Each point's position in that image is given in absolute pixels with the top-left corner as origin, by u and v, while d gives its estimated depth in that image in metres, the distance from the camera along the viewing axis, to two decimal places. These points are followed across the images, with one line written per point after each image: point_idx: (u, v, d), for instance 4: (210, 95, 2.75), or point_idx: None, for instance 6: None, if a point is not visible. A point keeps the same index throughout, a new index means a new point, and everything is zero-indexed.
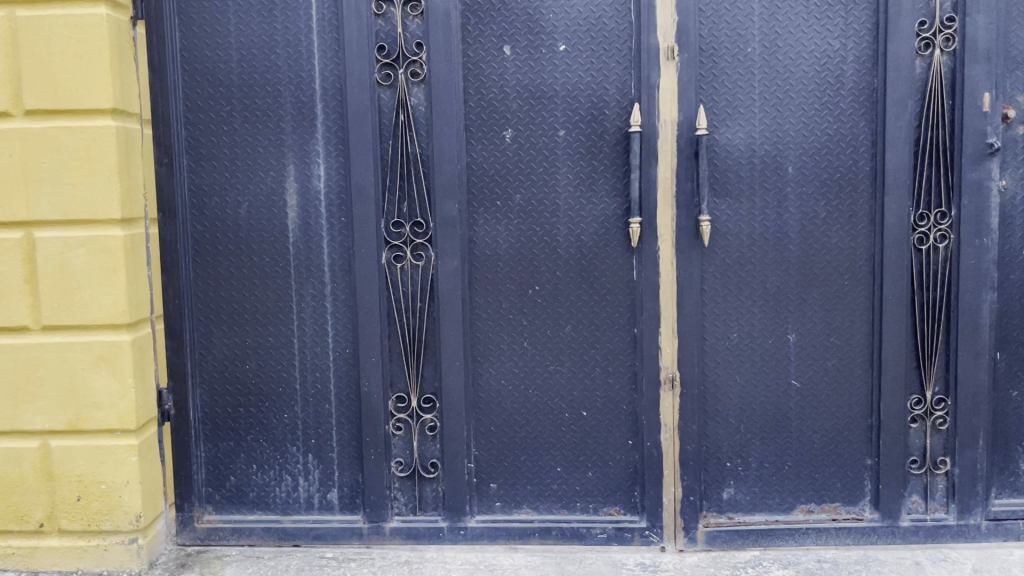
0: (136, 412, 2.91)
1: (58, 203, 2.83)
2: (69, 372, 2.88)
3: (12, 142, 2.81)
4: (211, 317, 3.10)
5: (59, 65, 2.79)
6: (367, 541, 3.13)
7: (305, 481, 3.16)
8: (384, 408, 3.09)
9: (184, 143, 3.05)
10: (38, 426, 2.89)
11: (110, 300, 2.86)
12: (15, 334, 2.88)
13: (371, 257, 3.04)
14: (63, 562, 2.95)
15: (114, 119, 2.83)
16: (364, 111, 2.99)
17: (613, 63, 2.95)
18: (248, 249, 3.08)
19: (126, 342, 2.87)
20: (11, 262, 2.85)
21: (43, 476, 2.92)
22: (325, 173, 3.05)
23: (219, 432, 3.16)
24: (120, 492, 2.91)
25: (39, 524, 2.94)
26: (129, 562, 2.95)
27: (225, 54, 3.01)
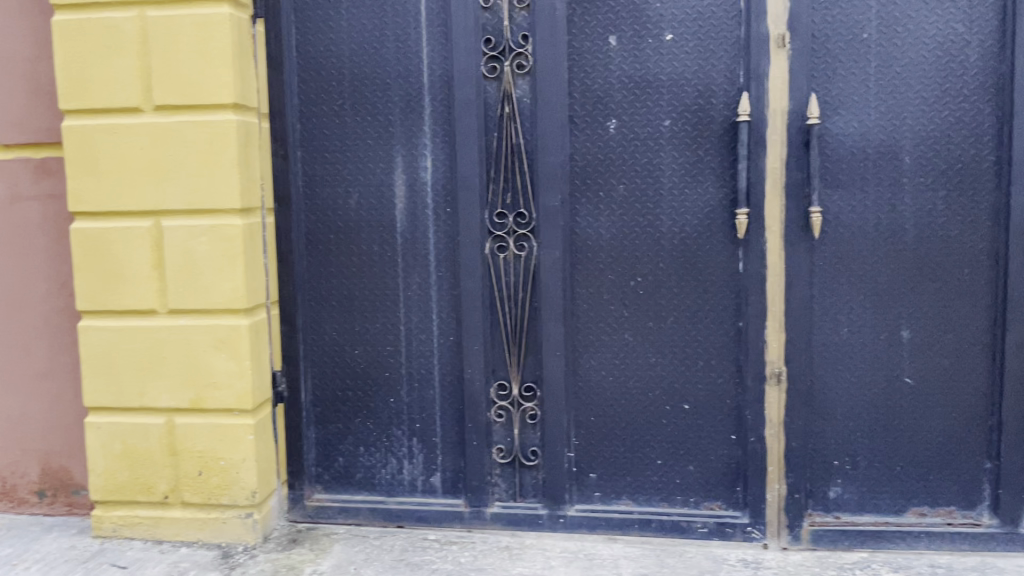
0: (252, 393, 3.05)
1: (183, 193, 2.99)
2: (191, 353, 3.04)
3: (142, 135, 2.99)
4: (322, 303, 3.23)
5: (185, 62, 2.94)
6: (468, 525, 3.20)
7: (409, 464, 3.25)
8: (486, 396, 3.15)
9: (298, 136, 3.18)
10: (164, 403, 3.08)
11: (230, 286, 3.00)
12: (145, 317, 3.08)
13: (474, 247, 3.09)
14: (184, 533, 3.13)
15: (234, 114, 2.97)
16: (470, 103, 3.04)
17: (721, 51, 2.90)
18: (358, 238, 3.18)
19: (244, 327, 3.01)
20: (140, 249, 3.03)
21: (168, 451, 3.11)
22: (432, 165, 3.12)
23: (328, 414, 3.28)
24: (237, 469, 3.07)
25: (163, 496, 3.12)
26: (245, 535, 3.10)
27: (337, 49, 3.12)
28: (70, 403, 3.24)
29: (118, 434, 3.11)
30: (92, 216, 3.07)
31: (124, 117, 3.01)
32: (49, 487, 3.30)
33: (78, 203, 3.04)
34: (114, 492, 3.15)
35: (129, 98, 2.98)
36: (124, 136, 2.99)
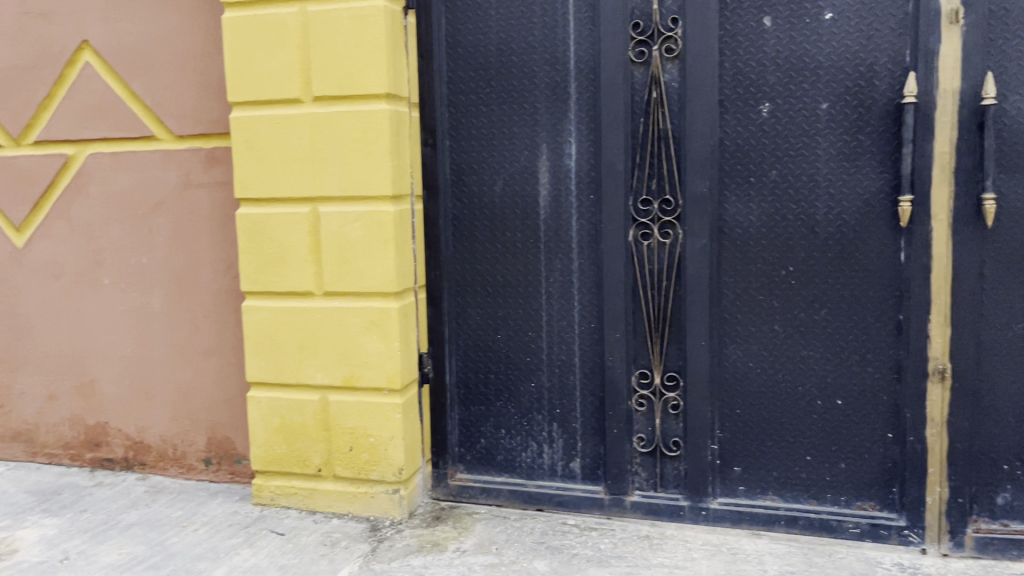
0: (400, 373, 3.15)
1: (339, 180, 3.12)
2: (345, 334, 3.18)
3: (302, 125, 3.13)
4: (467, 288, 3.30)
5: (343, 54, 3.06)
6: (607, 513, 3.19)
7: (549, 448, 3.27)
8: (627, 385, 3.13)
9: (446, 124, 3.25)
10: (318, 380, 3.23)
11: (381, 270, 3.11)
12: (303, 298, 3.24)
13: (618, 234, 3.07)
14: (336, 505, 3.28)
15: (387, 104, 3.07)
16: (617, 89, 3.02)
17: (885, 29, 2.76)
18: (502, 225, 3.23)
19: (394, 309, 3.12)
20: (299, 234, 3.19)
21: (322, 426, 3.27)
22: (577, 152, 3.12)
23: (471, 396, 3.35)
24: (386, 446, 3.19)
25: (317, 468, 3.29)
26: (392, 510, 3.22)
27: (485, 38, 3.16)
28: (234, 378, 3.46)
29: (277, 409, 3.30)
30: (256, 202, 3.26)
31: (286, 108, 3.17)
32: (214, 456, 3.54)
33: (243, 189, 3.23)
34: (273, 463, 3.34)
35: (291, 90, 3.13)
36: (286, 126, 3.15)
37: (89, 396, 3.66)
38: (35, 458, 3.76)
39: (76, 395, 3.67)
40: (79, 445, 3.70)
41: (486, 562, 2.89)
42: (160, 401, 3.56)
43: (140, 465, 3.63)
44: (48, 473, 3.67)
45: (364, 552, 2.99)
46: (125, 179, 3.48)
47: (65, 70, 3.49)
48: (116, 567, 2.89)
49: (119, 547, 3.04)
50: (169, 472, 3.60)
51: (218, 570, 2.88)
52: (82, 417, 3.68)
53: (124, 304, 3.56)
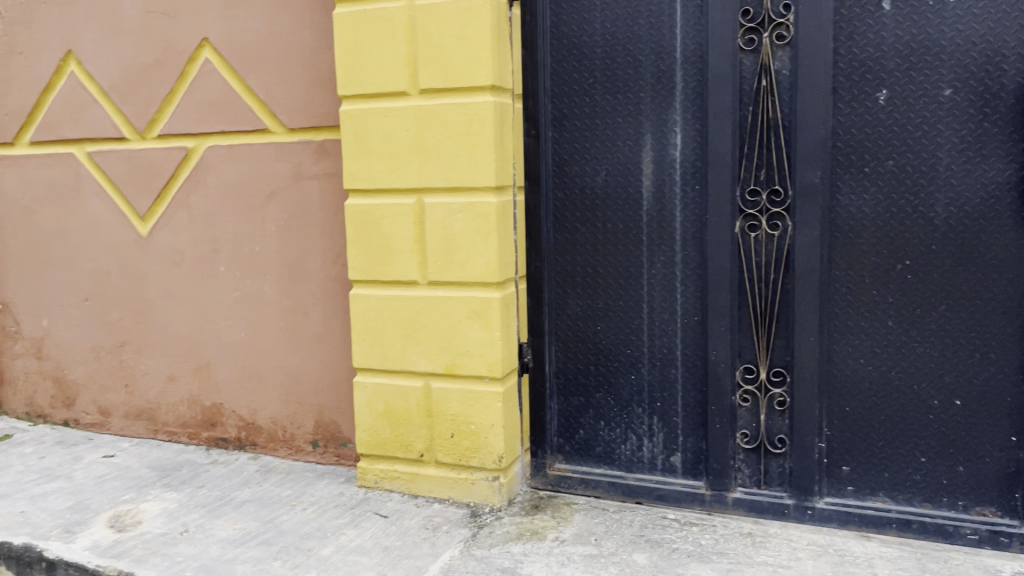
0: (501, 362, 3.19)
1: (444, 172, 3.17)
2: (448, 323, 3.24)
3: (409, 118, 3.20)
4: (568, 279, 3.30)
5: (449, 47, 3.10)
6: (709, 508, 3.15)
7: (649, 441, 3.25)
8: (731, 379, 3.08)
9: (549, 115, 3.25)
10: (422, 367, 3.30)
11: (484, 260, 3.15)
12: (407, 287, 3.31)
13: (724, 226, 3.02)
14: (437, 490, 3.35)
15: (492, 95, 3.09)
16: (725, 78, 2.96)
17: (1015, 12, 2.62)
18: (604, 216, 3.21)
19: (495, 299, 3.15)
20: (405, 224, 3.26)
21: (424, 412, 3.34)
22: (682, 142, 3.07)
23: (570, 387, 3.36)
24: (486, 434, 3.23)
25: (420, 454, 3.36)
26: (491, 497, 3.26)
27: (589, 28, 3.15)
28: (341, 363, 3.57)
29: (382, 394, 3.39)
30: (363, 193, 3.34)
31: (393, 101, 3.23)
32: (321, 438, 3.66)
33: (351, 180, 3.32)
34: (377, 447, 3.43)
35: (399, 83, 3.20)
36: (393, 118, 3.22)
37: (206, 377, 3.84)
38: (157, 435, 3.98)
39: (193, 376, 3.86)
40: (196, 425, 3.89)
41: (586, 553, 2.90)
42: (271, 384, 3.71)
43: (252, 445, 3.79)
44: (168, 450, 3.88)
45: (465, 537, 3.04)
46: (240, 171, 3.62)
47: (187, 67, 3.66)
48: (231, 542, 3.03)
49: (234, 522, 3.19)
50: (279, 453, 3.75)
51: (325, 549, 2.98)
52: (199, 398, 3.86)
53: (239, 291, 3.71)
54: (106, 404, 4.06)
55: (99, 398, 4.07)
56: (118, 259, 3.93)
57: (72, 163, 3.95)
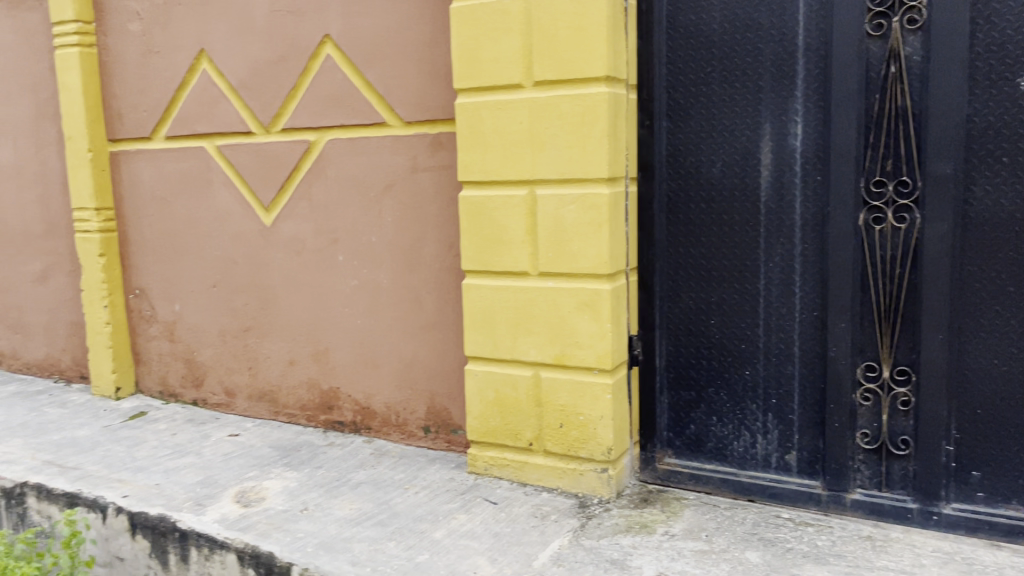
0: (611, 354, 3.18)
1: (556, 163, 3.17)
2: (558, 313, 3.25)
3: (523, 110, 3.22)
4: (681, 272, 3.26)
5: (564, 38, 3.10)
6: (825, 509, 3.06)
7: (763, 439, 3.18)
8: (852, 377, 2.98)
9: (664, 106, 3.22)
10: (531, 357, 3.33)
11: (595, 251, 3.14)
12: (519, 278, 3.34)
13: (847, 219, 2.92)
14: (546, 479, 3.38)
15: (606, 86, 3.07)
16: (850, 65, 2.86)
17: None
18: (720, 208, 3.16)
19: (606, 291, 3.14)
20: (517, 215, 3.29)
21: (534, 402, 3.37)
22: (803, 132, 2.99)
23: (682, 381, 3.33)
24: (595, 425, 3.23)
25: (528, 443, 3.39)
26: (599, 488, 3.27)
27: (708, 16, 3.09)
28: (452, 351, 3.64)
29: (492, 383, 3.44)
30: (476, 185, 3.39)
31: (507, 94, 3.26)
32: (432, 424, 3.75)
33: (465, 172, 3.38)
34: (487, 435, 3.48)
35: (513, 76, 3.22)
36: (507, 111, 3.25)
37: (324, 362, 3.99)
38: (277, 416, 4.16)
39: (312, 361, 4.02)
40: (315, 407, 4.05)
41: (696, 548, 2.87)
42: (386, 370, 3.82)
43: (367, 428, 3.92)
44: (288, 431, 4.05)
45: (574, 527, 3.06)
46: (359, 163, 3.74)
47: (310, 63, 3.80)
48: (348, 521, 3.15)
49: (351, 502, 3.31)
50: (392, 437, 3.86)
51: (437, 532, 3.05)
52: (318, 381, 4.02)
53: (356, 279, 3.84)
54: (232, 385, 4.28)
55: (225, 379, 4.29)
56: (244, 247, 4.12)
57: (203, 157, 4.16)
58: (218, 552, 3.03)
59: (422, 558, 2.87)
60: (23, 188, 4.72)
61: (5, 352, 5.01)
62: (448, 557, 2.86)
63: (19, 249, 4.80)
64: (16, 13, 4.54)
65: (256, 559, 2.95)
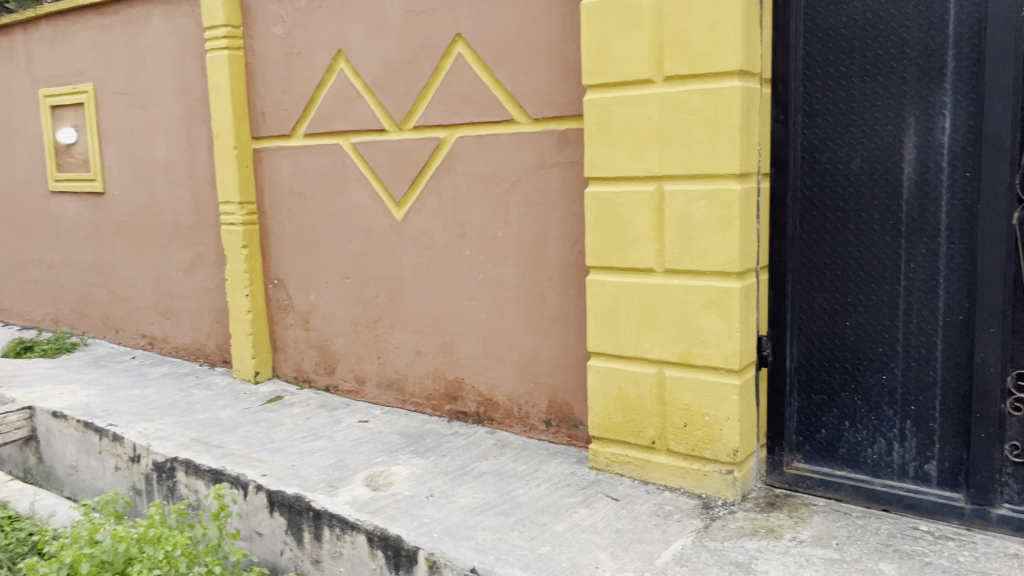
0: (739, 355, 3.11)
1: (685, 159, 3.13)
2: (684, 311, 3.21)
3: (652, 105, 3.19)
4: (814, 271, 3.17)
5: (697, 32, 3.05)
6: (967, 524, 2.90)
7: (900, 446, 3.05)
8: (1001, 386, 2.81)
9: (800, 100, 3.13)
10: (656, 355, 3.31)
11: (725, 249, 3.08)
12: (644, 275, 3.32)
13: (999, 218, 2.76)
14: (668, 478, 3.35)
15: (739, 80, 3.01)
16: (1006, 55, 2.69)
17: None
18: (858, 206, 3.04)
19: (735, 290, 3.08)
20: (644, 211, 3.26)
21: (657, 400, 3.34)
22: (952, 126, 2.84)
23: (813, 384, 3.23)
24: (721, 426, 3.18)
25: (651, 441, 3.37)
26: (724, 490, 3.21)
27: (849, 6, 2.98)
28: (576, 347, 3.66)
29: (615, 379, 3.43)
30: (603, 180, 3.39)
31: (637, 89, 3.24)
32: (554, 418, 3.78)
33: (591, 168, 3.38)
34: (609, 431, 3.48)
35: (644, 71, 3.20)
36: (636, 106, 3.23)
37: (450, 353, 4.09)
38: (404, 404, 4.30)
39: (439, 352, 4.13)
40: (440, 397, 4.16)
41: (827, 556, 2.78)
42: (510, 363, 3.88)
43: (490, 420, 3.99)
44: (415, 419, 4.18)
45: (697, 528, 3.02)
46: (488, 160, 3.81)
47: (442, 61, 3.89)
48: (472, 509, 3.22)
49: (475, 491, 3.38)
50: (514, 429, 3.92)
51: (559, 525, 3.08)
52: (443, 372, 4.12)
53: (482, 273, 3.91)
54: (362, 373, 4.45)
55: (356, 367, 4.46)
56: (376, 241, 4.27)
57: (339, 153, 4.34)
58: (349, 532, 3.17)
59: (545, 550, 2.90)
60: (175, 183, 5.05)
61: (156, 336, 5.38)
62: (570, 550, 2.88)
63: (171, 240, 5.14)
64: (172, 19, 4.85)
65: (385, 541, 3.06)
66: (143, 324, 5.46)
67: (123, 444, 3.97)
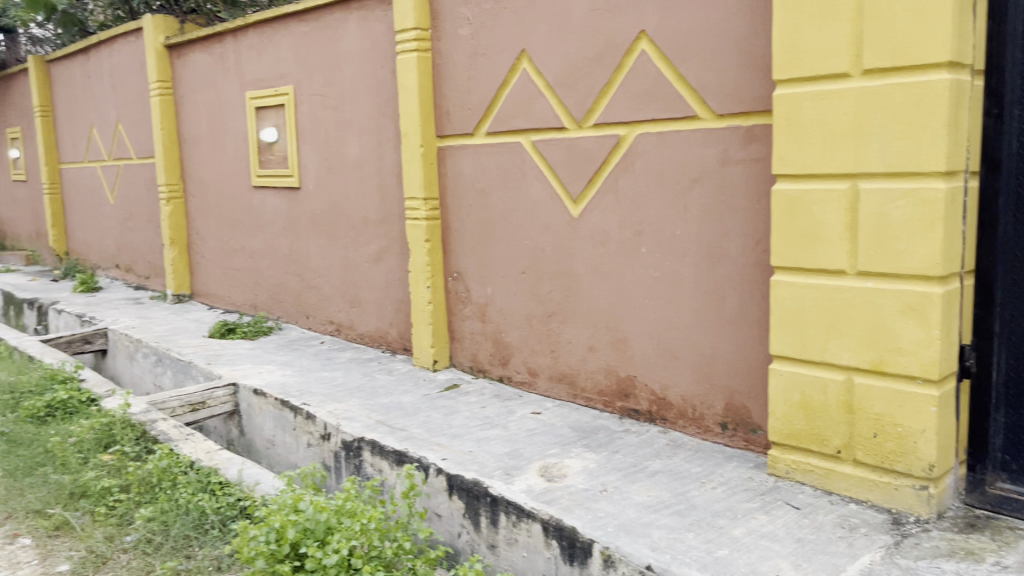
0: (938, 364, 2.93)
1: (884, 156, 2.98)
2: (878, 316, 3.06)
3: (849, 100, 3.05)
4: None
5: (902, 22, 2.88)
6: None
7: None
8: None
9: (1017, 93, 2.90)
10: (845, 361, 3.17)
11: (926, 252, 2.91)
12: (834, 277, 3.19)
13: None
14: (854, 490, 3.20)
15: (949, 72, 2.82)
16: None
17: None
18: None
19: (936, 295, 2.90)
20: (836, 211, 3.14)
21: (845, 408, 3.20)
22: None
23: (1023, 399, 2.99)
24: (915, 438, 3.00)
25: (837, 450, 3.24)
26: (917, 506, 3.03)
27: None
28: (755, 349, 3.57)
29: (799, 385, 3.32)
30: (792, 178, 3.28)
31: (831, 83, 3.10)
32: (730, 421, 3.71)
33: (780, 166, 3.28)
34: (790, 437, 3.37)
35: (840, 65, 3.06)
36: (831, 101, 3.10)
37: (623, 350, 4.09)
38: (576, 399, 4.35)
39: (612, 349, 4.14)
40: (612, 394, 4.18)
41: None
42: (685, 363, 3.84)
43: (663, 419, 3.97)
44: (586, 414, 4.22)
45: (887, 544, 2.88)
46: (669, 157, 3.78)
47: (625, 58, 3.89)
48: (647, 507, 3.21)
49: (649, 489, 3.38)
50: (688, 430, 3.87)
51: (737, 529, 3.02)
52: (616, 369, 4.14)
53: (658, 271, 3.89)
54: (535, 366, 4.54)
55: (530, 360, 4.56)
56: (552, 237, 4.34)
57: (520, 151, 4.44)
58: (525, 520, 3.24)
59: (723, 553, 2.85)
60: (364, 179, 5.34)
61: (343, 323, 5.73)
62: (749, 556, 2.82)
63: (359, 233, 5.45)
64: (366, 24, 5.14)
65: (560, 531, 3.11)
66: (331, 312, 5.82)
67: (315, 423, 4.26)
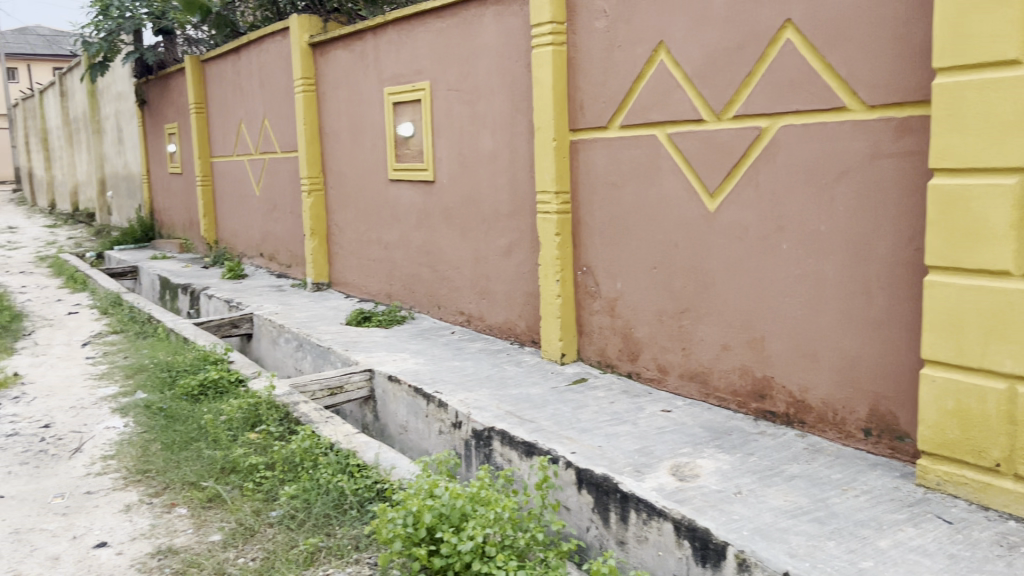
0: None
1: None
2: None
3: (1019, 89, 2.83)
4: None
5: None
6: None
7: None
8: None
9: None
10: (1007, 368, 2.96)
11: None
12: (997, 278, 2.98)
13: None
14: (1015, 506, 2.99)
15: None
16: None
17: None
18: None
19: None
20: (1002, 207, 2.93)
21: (1006, 419, 2.98)
22: None
23: None
24: None
25: (995, 463, 3.03)
26: None
27: None
28: (905, 353, 3.39)
29: (953, 392, 3.12)
30: (951, 172, 3.08)
31: (999, 70, 2.89)
32: (875, 428, 3.54)
33: (938, 159, 3.08)
34: (942, 447, 3.18)
35: (1009, 51, 2.84)
36: (998, 90, 2.89)
37: (759, 350, 3.98)
38: (708, 398, 4.26)
39: (748, 348, 4.03)
40: (746, 395, 4.07)
41: None
42: (826, 365, 3.69)
43: (801, 423, 3.83)
44: (719, 414, 4.13)
45: None
46: (814, 150, 3.64)
47: (768, 48, 3.77)
48: (784, 512, 3.11)
49: (786, 494, 3.27)
50: (828, 435, 3.73)
51: (882, 541, 2.88)
52: (751, 369, 4.03)
53: (798, 269, 3.75)
54: (665, 363, 4.47)
55: (660, 357, 4.50)
56: (686, 232, 4.26)
57: (654, 144, 4.38)
58: (656, 519, 3.20)
59: (867, 565, 2.73)
60: (497, 172, 5.41)
61: (473, 314, 5.82)
62: (895, 570, 2.69)
63: (490, 226, 5.52)
64: (502, 19, 5.19)
65: (692, 532, 3.05)
66: (462, 303, 5.93)
67: (447, 411, 4.35)
